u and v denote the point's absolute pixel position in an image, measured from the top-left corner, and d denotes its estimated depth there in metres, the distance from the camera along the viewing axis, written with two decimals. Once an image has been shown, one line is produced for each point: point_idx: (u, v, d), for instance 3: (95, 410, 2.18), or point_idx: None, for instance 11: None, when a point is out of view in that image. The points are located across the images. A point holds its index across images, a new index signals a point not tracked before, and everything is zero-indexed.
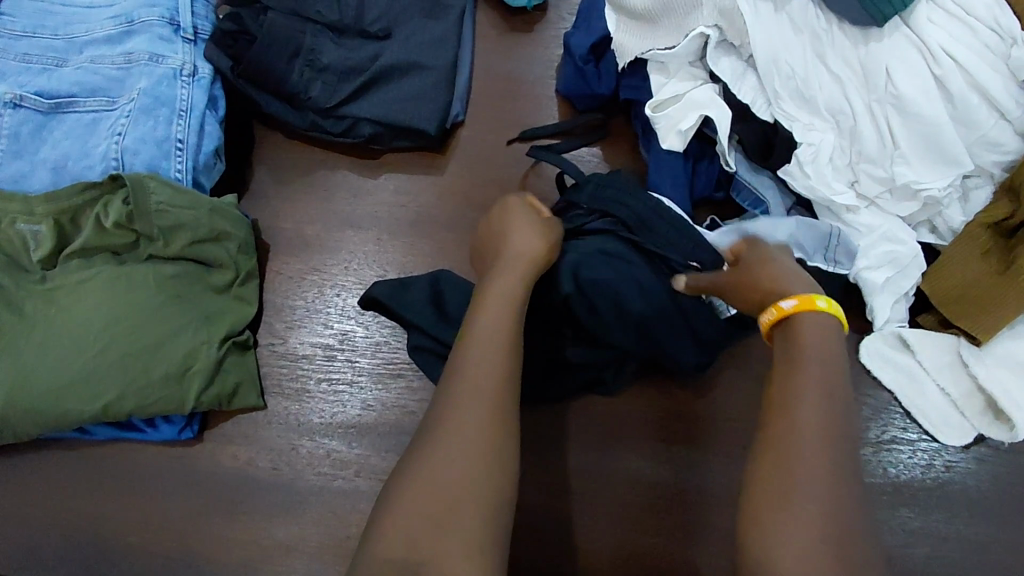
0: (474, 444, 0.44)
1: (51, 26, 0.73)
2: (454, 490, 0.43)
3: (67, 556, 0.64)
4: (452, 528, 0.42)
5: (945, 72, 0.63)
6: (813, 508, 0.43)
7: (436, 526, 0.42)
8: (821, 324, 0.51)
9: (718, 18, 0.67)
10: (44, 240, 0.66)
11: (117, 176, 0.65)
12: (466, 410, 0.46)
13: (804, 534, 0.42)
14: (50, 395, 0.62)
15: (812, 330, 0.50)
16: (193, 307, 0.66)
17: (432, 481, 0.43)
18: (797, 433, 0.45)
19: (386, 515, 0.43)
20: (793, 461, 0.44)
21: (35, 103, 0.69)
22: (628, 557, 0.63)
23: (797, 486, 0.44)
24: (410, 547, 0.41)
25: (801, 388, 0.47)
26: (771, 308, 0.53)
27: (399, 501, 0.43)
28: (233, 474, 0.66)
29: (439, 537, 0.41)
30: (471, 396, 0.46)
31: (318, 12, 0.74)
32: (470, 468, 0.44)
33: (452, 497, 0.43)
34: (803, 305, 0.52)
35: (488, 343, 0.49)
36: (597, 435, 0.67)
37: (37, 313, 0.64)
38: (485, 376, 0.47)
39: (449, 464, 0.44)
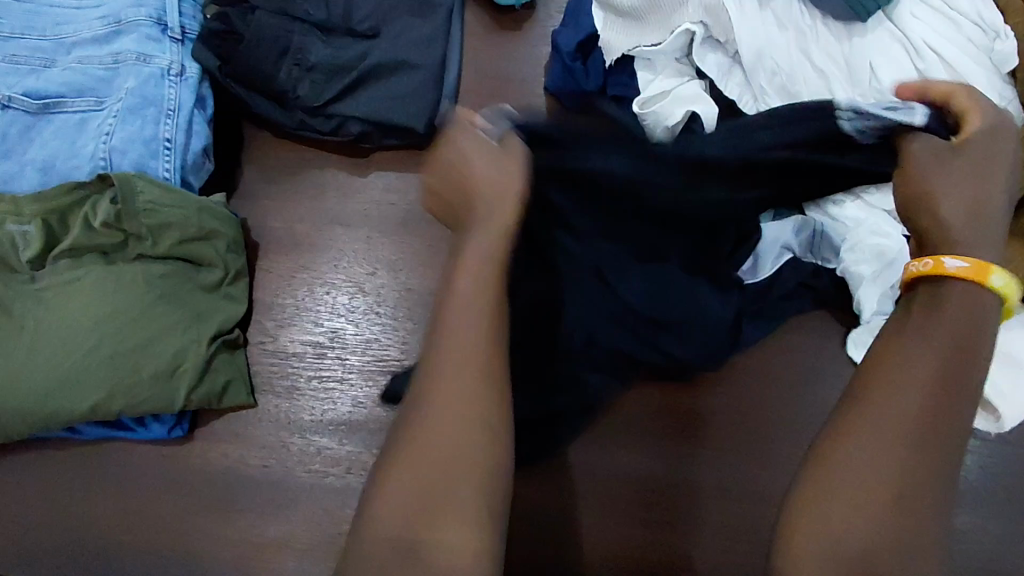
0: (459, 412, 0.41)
1: (39, 26, 0.73)
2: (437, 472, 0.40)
3: (59, 554, 0.64)
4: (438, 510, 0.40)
5: (927, 67, 0.66)
6: (868, 494, 0.37)
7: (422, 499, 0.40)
8: (983, 303, 0.40)
9: (703, 15, 0.68)
10: (33, 241, 0.66)
11: (106, 176, 0.65)
12: (444, 394, 0.42)
13: (864, 524, 0.37)
14: (39, 394, 0.62)
15: (958, 295, 0.40)
16: (182, 305, 0.66)
17: (406, 468, 0.41)
18: (878, 412, 0.38)
19: (374, 507, 0.41)
20: (863, 442, 0.38)
21: (23, 104, 0.70)
22: (623, 551, 0.64)
23: (868, 478, 0.37)
24: (395, 534, 0.40)
25: (900, 355, 0.40)
26: (932, 258, 0.41)
27: (385, 487, 0.41)
28: (223, 472, 0.66)
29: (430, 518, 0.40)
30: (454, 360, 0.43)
31: (305, 11, 0.75)
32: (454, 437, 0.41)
33: (429, 479, 0.40)
34: (972, 277, 0.40)
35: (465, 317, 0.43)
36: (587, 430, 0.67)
37: (27, 313, 0.64)
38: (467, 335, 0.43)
39: (431, 450, 0.41)
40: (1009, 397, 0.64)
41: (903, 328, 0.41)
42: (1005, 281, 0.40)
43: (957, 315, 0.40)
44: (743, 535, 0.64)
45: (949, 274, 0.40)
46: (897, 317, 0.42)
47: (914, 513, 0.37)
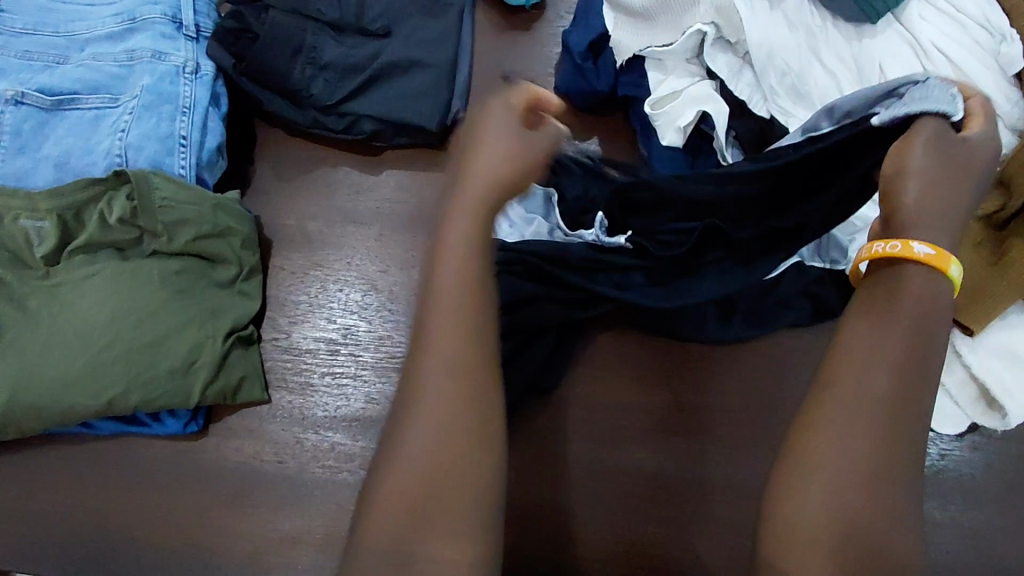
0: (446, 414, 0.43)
1: (52, 23, 0.74)
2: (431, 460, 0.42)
3: (73, 549, 0.64)
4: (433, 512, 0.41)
5: (937, 67, 0.67)
6: (837, 474, 0.41)
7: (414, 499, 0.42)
8: (938, 287, 0.45)
9: (714, 16, 0.69)
10: (48, 236, 0.66)
11: (122, 171, 0.66)
12: (434, 386, 0.43)
13: (839, 498, 0.40)
14: (54, 389, 0.62)
15: (919, 281, 0.45)
16: (198, 300, 0.66)
17: (396, 474, 0.42)
18: (846, 392, 0.42)
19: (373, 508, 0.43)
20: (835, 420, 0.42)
21: (37, 100, 0.70)
22: (632, 548, 0.64)
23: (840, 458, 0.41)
24: (395, 526, 0.41)
25: (860, 340, 0.44)
26: (902, 241, 0.46)
27: (381, 487, 0.43)
28: (237, 467, 0.66)
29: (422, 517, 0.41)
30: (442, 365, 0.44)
31: (319, 10, 0.76)
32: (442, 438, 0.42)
33: (424, 472, 0.42)
34: (932, 262, 0.45)
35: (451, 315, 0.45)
36: (598, 427, 0.68)
37: (41, 309, 0.64)
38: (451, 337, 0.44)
39: (425, 437, 0.43)
40: (1016, 394, 0.65)
41: (858, 309, 0.46)
42: (959, 273, 0.46)
43: (914, 300, 0.44)
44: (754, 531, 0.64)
45: (917, 256, 0.45)
46: (859, 302, 0.46)
47: (890, 490, 0.40)
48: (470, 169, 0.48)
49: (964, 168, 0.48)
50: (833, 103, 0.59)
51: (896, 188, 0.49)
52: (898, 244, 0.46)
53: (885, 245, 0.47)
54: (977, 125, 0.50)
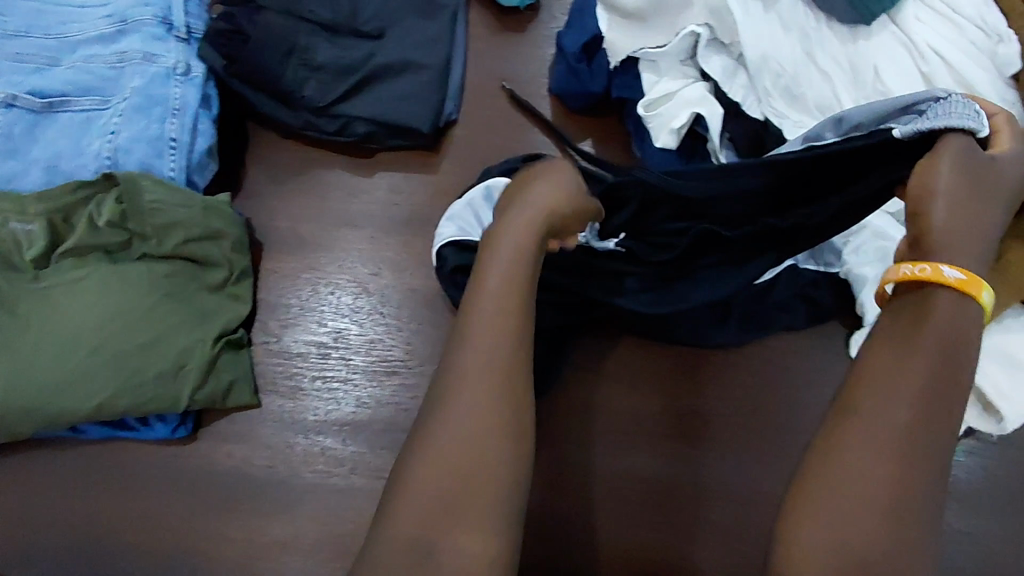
0: (479, 421, 0.43)
1: (44, 25, 0.73)
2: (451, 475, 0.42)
3: (63, 554, 0.64)
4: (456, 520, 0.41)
5: (932, 69, 0.66)
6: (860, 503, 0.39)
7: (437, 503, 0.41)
8: (968, 313, 0.42)
9: (708, 17, 0.69)
10: (37, 240, 0.65)
11: (111, 175, 0.66)
12: (463, 402, 0.43)
13: (860, 527, 0.38)
14: (43, 394, 0.62)
15: (948, 305, 0.43)
16: (188, 304, 0.66)
17: (421, 478, 0.42)
18: (871, 414, 0.41)
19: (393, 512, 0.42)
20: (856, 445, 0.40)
21: (28, 102, 0.69)
22: (625, 555, 0.63)
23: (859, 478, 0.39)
24: (407, 542, 0.41)
25: (887, 359, 0.42)
26: (931, 264, 0.44)
27: (396, 499, 0.42)
28: (228, 472, 0.66)
29: (443, 523, 0.41)
30: (479, 376, 0.44)
31: (311, 11, 0.75)
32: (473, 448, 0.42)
33: (451, 478, 0.42)
34: (963, 287, 0.43)
35: (493, 329, 0.45)
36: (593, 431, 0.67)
37: (30, 312, 0.64)
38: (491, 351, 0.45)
39: (448, 451, 0.42)
40: (1013, 398, 0.64)
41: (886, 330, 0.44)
42: (990, 300, 0.43)
43: (945, 322, 0.42)
44: (749, 536, 0.63)
45: (946, 280, 0.43)
46: (885, 326, 0.44)
47: (907, 515, 0.39)
48: (522, 203, 0.51)
49: (988, 184, 0.47)
50: (841, 114, 0.58)
51: (921, 208, 0.47)
52: (928, 267, 0.44)
53: (913, 269, 0.45)
54: (1003, 141, 0.51)
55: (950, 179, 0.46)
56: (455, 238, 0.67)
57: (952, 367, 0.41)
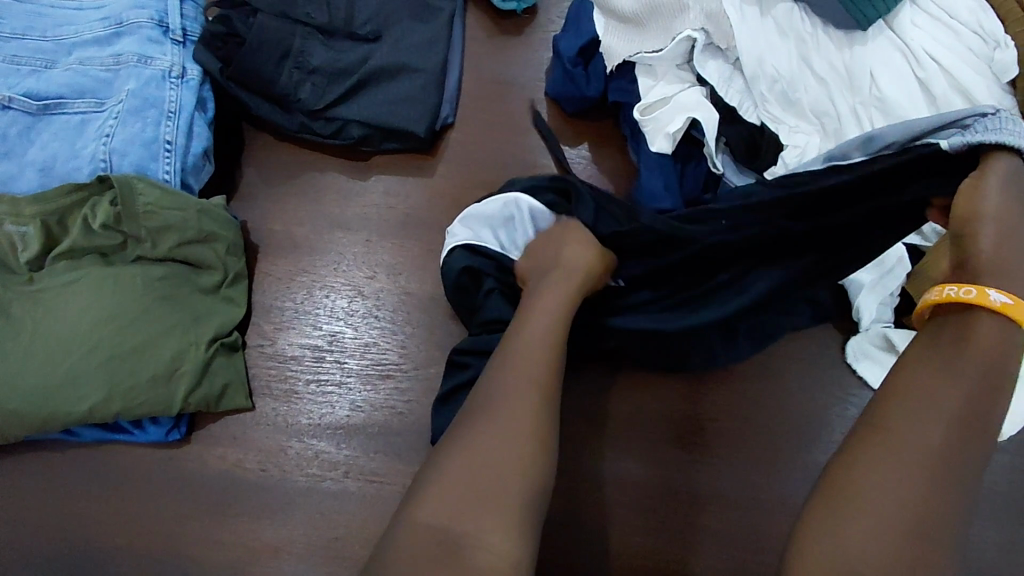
0: (517, 427, 0.47)
1: (40, 27, 0.73)
2: (482, 475, 0.44)
3: (56, 557, 0.64)
4: (484, 515, 0.43)
5: (928, 76, 0.66)
6: (881, 518, 0.38)
7: (467, 498, 0.44)
8: (1012, 338, 0.43)
9: (704, 22, 0.68)
10: (31, 242, 0.66)
11: (105, 177, 0.65)
12: (506, 407, 0.47)
13: (882, 542, 0.38)
14: (36, 396, 0.62)
15: (989, 328, 0.43)
16: (182, 308, 0.66)
17: (454, 474, 0.45)
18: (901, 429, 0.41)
19: (423, 501, 0.44)
20: (879, 461, 0.40)
21: (24, 104, 0.69)
22: (624, 562, 0.63)
23: (887, 488, 0.39)
24: (435, 532, 0.43)
25: (922, 378, 0.43)
26: (977, 287, 0.45)
27: (425, 493, 0.45)
28: (221, 476, 0.66)
29: (471, 517, 0.43)
30: (518, 386, 0.48)
31: (307, 14, 0.75)
32: (507, 450, 0.45)
33: (481, 475, 0.44)
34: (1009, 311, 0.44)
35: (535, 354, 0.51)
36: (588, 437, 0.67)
37: (25, 315, 0.64)
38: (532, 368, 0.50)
39: (484, 450, 0.45)
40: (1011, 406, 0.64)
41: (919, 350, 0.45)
42: None
43: (988, 348, 0.43)
44: (745, 543, 0.63)
45: (990, 305, 0.44)
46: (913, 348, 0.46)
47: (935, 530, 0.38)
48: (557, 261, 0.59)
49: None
50: (869, 133, 0.58)
51: (969, 231, 0.49)
52: (971, 290, 0.45)
53: (956, 291, 0.46)
54: None
55: (994, 201, 0.48)
56: (467, 242, 0.66)
57: (988, 387, 0.42)
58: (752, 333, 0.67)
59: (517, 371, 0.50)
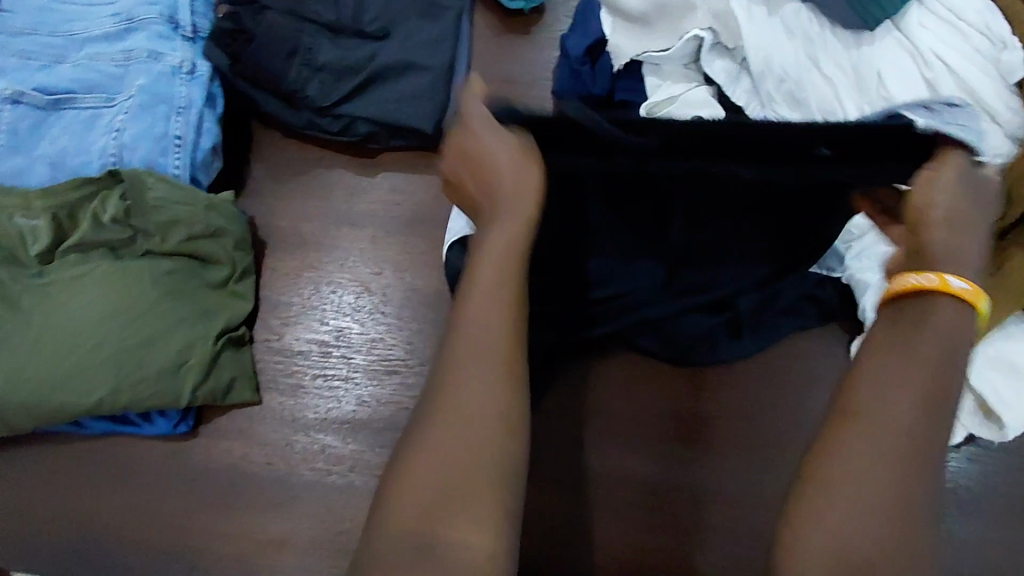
0: (476, 409, 0.42)
1: (51, 23, 0.74)
2: (453, 461, 0.41)
3: (63, 547, 0.64)
4: (456, 510, 0.40)
5: (936, 76, 0.66)
6: (858, 509, 0.39)
7: (438, 495, 0.41)
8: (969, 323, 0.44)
9: (712, 21, 0.69)
10: (42, 235, 0.66)
11: (117, 171, 0.66)
12: (466, 388, 0.43)
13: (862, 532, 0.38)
14: (45, 388, 0.62)
15: (949, 309, 0.44)
16: (190, 301, 0.66)
17: (421, 471, 0.41)
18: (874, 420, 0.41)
19: (392, 501, 0.41)
20: (852, 448, 0.40)
21: (34, 99, 0.70)
22: (627, 555, 0.63)
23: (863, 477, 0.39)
24: (408, 533, 0.40)
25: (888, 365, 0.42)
26: (937, 275, 0.45)
27: (394, 489, 0.42)
28: (227, 469, 0.66)
29: (443, 514, 0.40)
30: (474, 364, 0.43)
31: (316, 12, 0.76)
32: (473, 438, 0.42)
33: (448, 470, 0.41)
34: (966, 297, 0.44)
35: (487, 317, 0.45)
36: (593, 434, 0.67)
37: (34, 307, 0.64)
38: (485, 337, 0.44)
39: (448, 441, 0.42)
40: (1013, 405, 0.64)
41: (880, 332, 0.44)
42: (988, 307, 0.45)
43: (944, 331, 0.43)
44: (749, 540, 0.63)
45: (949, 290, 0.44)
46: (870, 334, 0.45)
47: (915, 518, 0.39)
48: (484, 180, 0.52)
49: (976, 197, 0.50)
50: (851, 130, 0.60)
51: (921, 222, 0.49)
52: (929, 278, 0.45)
53: (918, 279, 0.45)
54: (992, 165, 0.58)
55: (942, 194, 0.49)
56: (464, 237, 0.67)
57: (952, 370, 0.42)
58: (756, 330, 0.68)
59: (469, 338, 0.44)
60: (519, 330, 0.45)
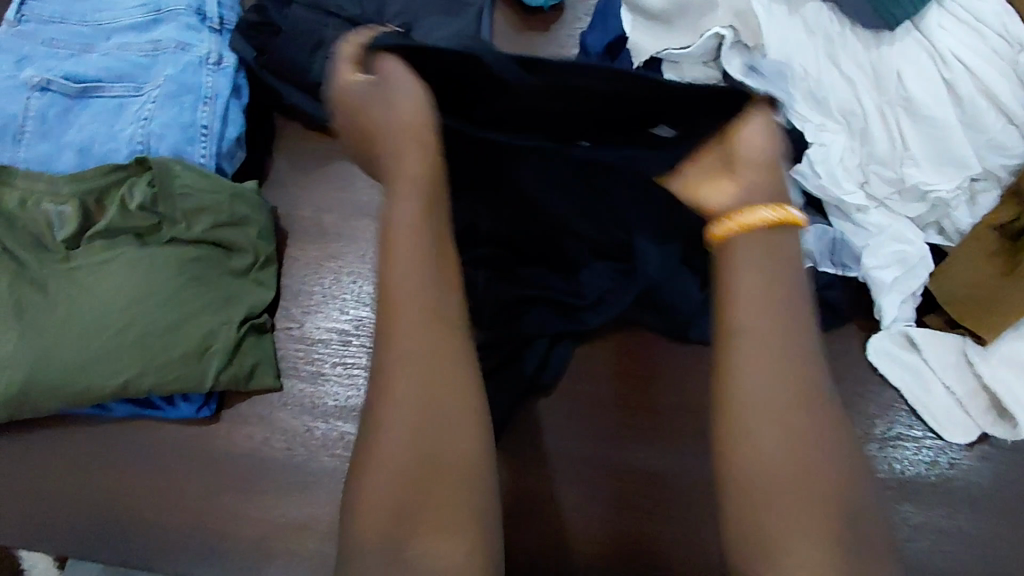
0: (411, 402, 0.44)
1: (80, 13, 0.75)
2: (404, 457, 0.44)
3: (85, 528, 0.65)
4: (417, 505, 0.43)
5: (954, 76, 0.67)
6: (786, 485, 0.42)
7: (398, 491, 0.43)
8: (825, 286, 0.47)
9: (732, 19, 0.69)
10: (69, 220, 0.67)
11: (144, 159, 0.67)
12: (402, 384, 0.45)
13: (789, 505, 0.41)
14: (72, 370, 0.63)
15: (786, 242, 0.48)
16: (214, 288, 0.67)
17: (379, 472, 0.44)
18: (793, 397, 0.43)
19: (358, 504, 0.44)
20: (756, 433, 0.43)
21: (63, 87, 0.71)
22: (602, 541, 0.63)
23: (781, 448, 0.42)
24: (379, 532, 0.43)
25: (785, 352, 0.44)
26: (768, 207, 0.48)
27: (362, 491, 0.44)
28: (247, 454, 0.67)
29: (404, 511, 0.43)
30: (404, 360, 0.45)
31: (338, 5, 0.75)
32: (417, 434, 0.44)
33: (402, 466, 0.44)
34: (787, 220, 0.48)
35: (406, 313, 0.46)
36: (552, 420, 0.67)
37: (60, 292, 0.65)
38: (410, 333, 0.46)
39: (394, 442, 0.44)
40: None
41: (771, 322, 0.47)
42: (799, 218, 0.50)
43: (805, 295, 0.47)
44: None
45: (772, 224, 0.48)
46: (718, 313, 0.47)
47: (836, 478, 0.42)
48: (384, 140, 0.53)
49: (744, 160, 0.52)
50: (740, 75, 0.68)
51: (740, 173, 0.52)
52: (757, 217, 0.48)
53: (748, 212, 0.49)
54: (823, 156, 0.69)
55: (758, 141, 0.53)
56: None
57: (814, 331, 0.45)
58: None
59: (395, 337, 0.46)
60: (436, 312, 0.47)
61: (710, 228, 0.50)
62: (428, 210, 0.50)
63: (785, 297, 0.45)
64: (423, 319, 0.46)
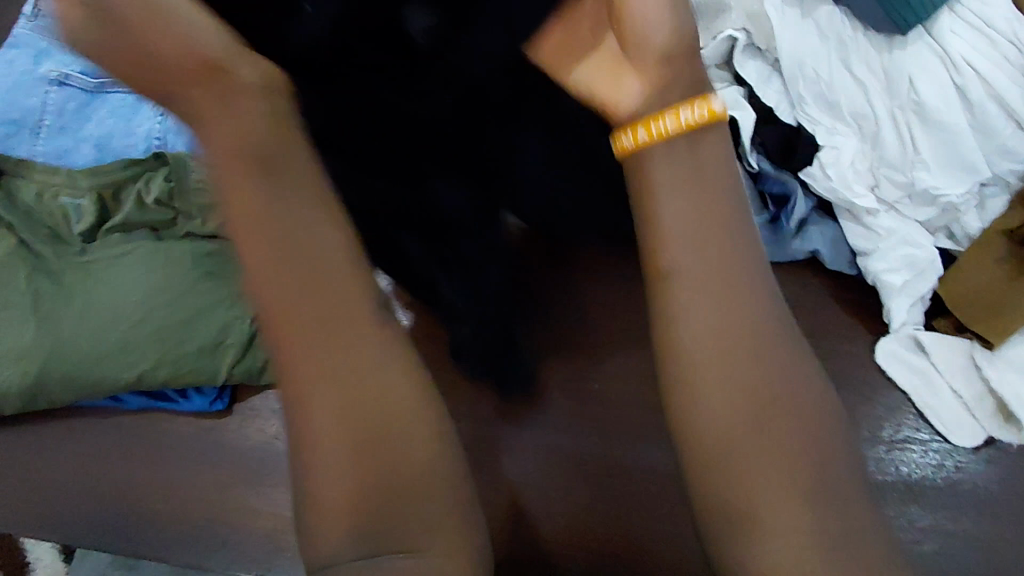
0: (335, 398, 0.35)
1: None
2: (350, 465, 0.35)
3: (97, 518, 0.66)
4: (383, 515, 0.35)
5: (965, 81, 0.68)
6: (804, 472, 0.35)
7: (358, 505, 0.35)
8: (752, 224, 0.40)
9: (745, 23, 0.71)
10: (86, 213, 0.68)
11: (162, 153, 0.68)
12: (315, 390, 0.35)
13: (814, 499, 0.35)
14: (88, 361, 0.64)
15: (711, 144, 0.39)
16: (226, 284, 0.67)
17: (327, 494, 0.35)
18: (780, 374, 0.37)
19: (317, 538, 0.35)
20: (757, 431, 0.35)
21: (81, 82, 0.72)
22: (595, 539, 0.62)
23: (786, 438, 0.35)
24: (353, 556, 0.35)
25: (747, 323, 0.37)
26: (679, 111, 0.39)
27: (315, 516, 0.35)
28: (259, 447, 0.67)
29: (372, 525, 0.35)
30: (305, 361, 0.35)
31: None
32: (352, 437, 0.35)
33: (352, 480, 0.35)
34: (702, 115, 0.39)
35: (286, 297, 0.36)
36: (549, 417, 0.67)
37: (76, 283, 0.66)
38: (298, 316, 0.35)
39: (327, 455, 0.35)
40: None
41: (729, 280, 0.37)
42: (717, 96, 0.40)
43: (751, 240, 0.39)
44: None
45: (692, 128, 0.39)
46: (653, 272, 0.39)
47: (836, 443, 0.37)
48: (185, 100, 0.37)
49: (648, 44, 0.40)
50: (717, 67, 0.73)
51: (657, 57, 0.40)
52: (674, 122, 0.39)
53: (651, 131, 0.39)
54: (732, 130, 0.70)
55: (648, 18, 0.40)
56: None
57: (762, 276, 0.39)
58: None
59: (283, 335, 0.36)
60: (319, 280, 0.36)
61: (617, 140, 0.41)
62: (290, 167, 0.37)
63: (717, 251, 0.37)
64: (304, 293, 0.36)
